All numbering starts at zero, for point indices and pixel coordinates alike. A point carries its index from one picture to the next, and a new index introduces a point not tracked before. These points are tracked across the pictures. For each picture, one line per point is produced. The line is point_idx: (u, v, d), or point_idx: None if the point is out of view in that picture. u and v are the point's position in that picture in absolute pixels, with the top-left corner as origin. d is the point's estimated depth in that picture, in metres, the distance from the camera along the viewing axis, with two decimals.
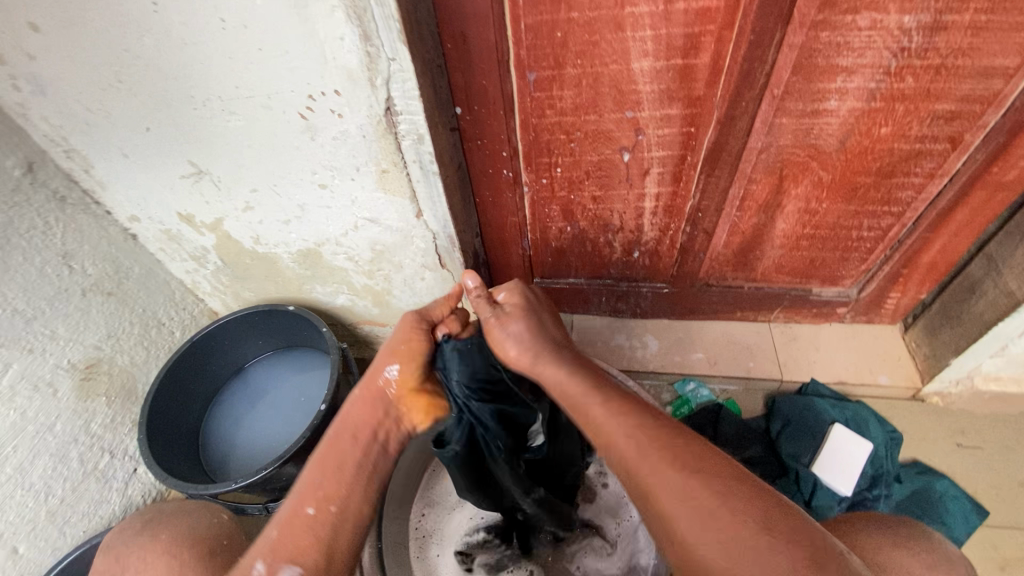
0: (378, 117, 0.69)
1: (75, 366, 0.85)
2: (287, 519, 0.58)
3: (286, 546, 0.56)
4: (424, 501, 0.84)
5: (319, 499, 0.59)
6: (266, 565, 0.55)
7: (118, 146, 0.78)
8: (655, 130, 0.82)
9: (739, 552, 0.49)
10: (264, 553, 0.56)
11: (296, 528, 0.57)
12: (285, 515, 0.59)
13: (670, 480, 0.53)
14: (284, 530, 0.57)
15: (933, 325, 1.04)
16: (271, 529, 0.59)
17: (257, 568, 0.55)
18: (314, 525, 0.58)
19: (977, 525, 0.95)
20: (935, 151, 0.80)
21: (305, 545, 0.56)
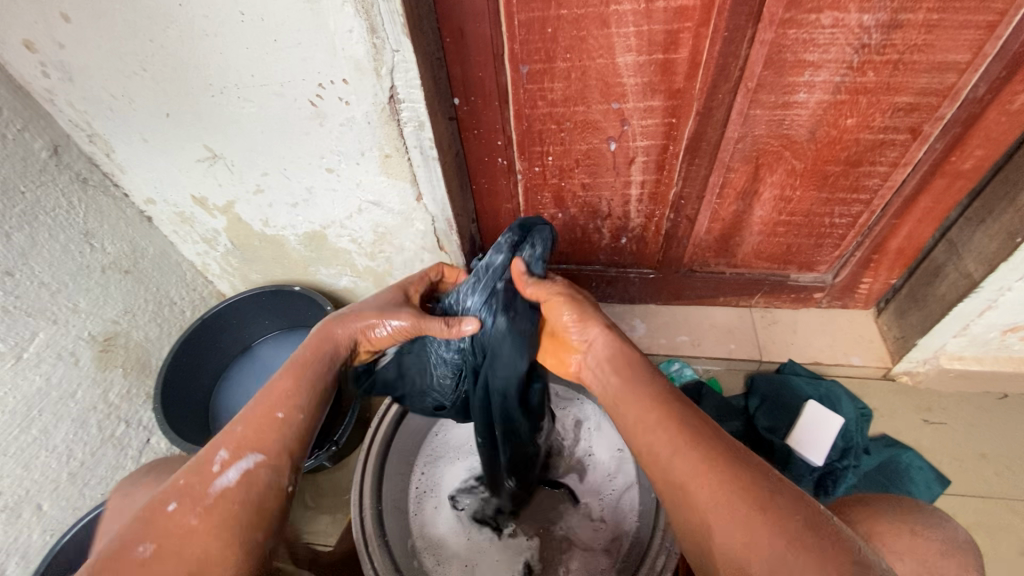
0: (382, 106, 0.75)
1: (94, 338, 0.90)
2: (254, 415, 0.61)
3: (254, 439, 0.59)
4: (426, 460, 0.97)
5: (290, 406, 0.62)
6: (230, 452, 0.57)
7: (139, 131, 0.84)
8: (639, 121, 0.88)
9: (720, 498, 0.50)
10: (231, 442, 0.58)
11: (267, 425, 0.60)
12: (253, 412, 0.61)
13: (727, 505, 0.49)
14: (253, 428, 0.60)
15: (902, 308, 1.11)
16: (235, 423, 0.61)
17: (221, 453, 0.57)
18: (283, 425, 0.61)
19: (940, 494, 1.01)
20: (897, 141, 0.86)
21: (267, 438, 0.59)
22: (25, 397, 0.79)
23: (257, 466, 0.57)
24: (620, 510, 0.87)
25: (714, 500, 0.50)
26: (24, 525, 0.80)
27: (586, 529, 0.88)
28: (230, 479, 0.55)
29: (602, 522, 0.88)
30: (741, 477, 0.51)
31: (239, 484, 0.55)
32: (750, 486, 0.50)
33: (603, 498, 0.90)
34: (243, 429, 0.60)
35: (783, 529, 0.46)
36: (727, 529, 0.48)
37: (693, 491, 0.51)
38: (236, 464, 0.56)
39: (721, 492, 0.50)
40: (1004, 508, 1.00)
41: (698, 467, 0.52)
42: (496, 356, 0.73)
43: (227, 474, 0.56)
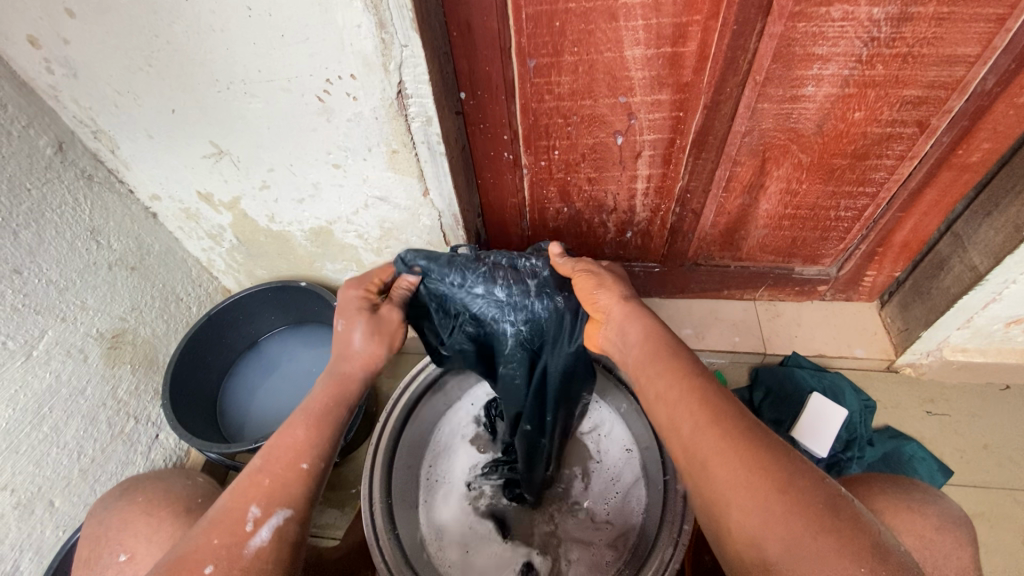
0: (390, 101, 0.74)
1: (102, 335, 0.90)
2: (278, 464, 0.61)
3: (282, 492, 0.60)
4: (433, 454, 0.98)
5: (313, 455, 0.63)
6: (260, 510, 0.58)
7: (144, 127, 0.83)
8: (646, 115, 0.87)
9: (742, 482, 0.51)
10: (260, 498, 0.59)
11: (289, 476, 0.61)
12: (279, 464, 0.62)
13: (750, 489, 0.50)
14: (277, 479, 0.61)
15: (906, 301, 1.11)
16: (258, 473, 0.61)
17: (251, 511, 0.58)
18: (306, 477, 0.61)
19: (944, 484, 1.02)
20: (904, 135, 0.86)
21: (292, 490, 0.60)
22: (35, 395, 0.79)
23: (286, 523, 0.58)
24: (625, 514, 0.88)
25: (740, 483, 0.51)
26: (37, 521, 0.80)
27: (591, 528, 0.89)
28: (263, 538, 0.56)
29: (608, 523, 0.89)
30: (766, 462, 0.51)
31: (271, 543, 0.56)
32: (774, 470, 0.50)
33: (610, 503, 0.91)
34: (269, 482, 0.60)
35: (801, 514, 0.48)
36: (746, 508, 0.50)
37: (715, 474, 0.52)
38: (268, 521, 0.57)
39: (741, 478, 0.51)
40: (1006, 497, 1.02)
41: (724, 448, 0.53)
42: (553, 344, 0.77)
43: (259, 533, 0.57)
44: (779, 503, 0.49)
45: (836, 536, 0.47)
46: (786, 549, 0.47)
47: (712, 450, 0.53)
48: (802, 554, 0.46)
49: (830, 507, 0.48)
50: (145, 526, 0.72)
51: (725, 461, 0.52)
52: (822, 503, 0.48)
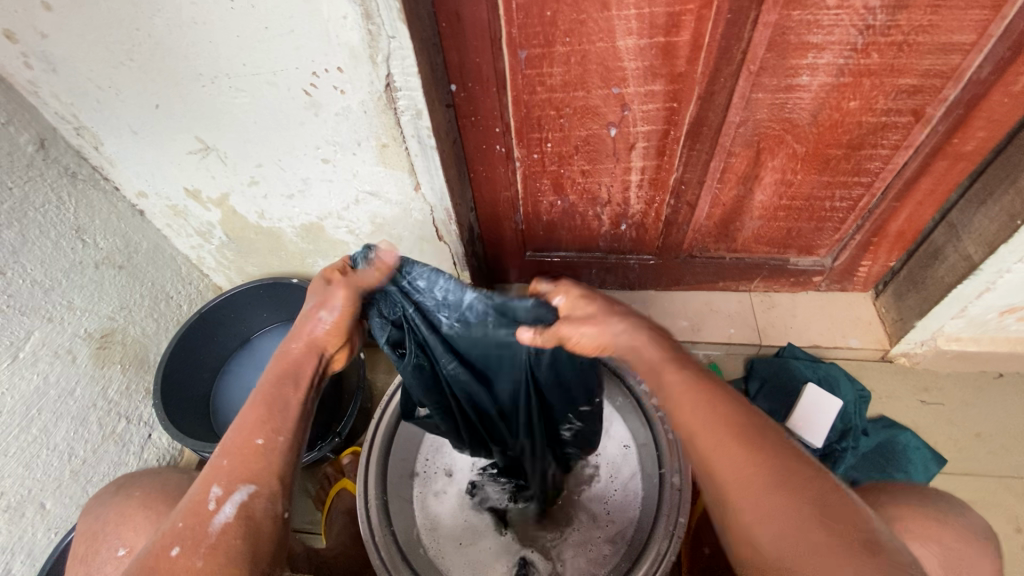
0: (379, 94, 0.73)
1: (91, 335, 0.89)
2: (236, 445, 0.61)
3: (242, 470, 0.59)
4: (430, 446, 0.97)
5: (269, 431, 0.62)
6: (222, 488, 0.58)
7: (128, 123, 0.82)
8: (639, 106, 0.86)
9: (748, 482, 0.53)
10: (222, 477, 0.59)
11: (245, 455, 0.60)
12: (234, 444, 0.61)
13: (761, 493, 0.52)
14: (235, 458, 0.60)
15: (901, 291, 1.11)
16: (219, 455, 0.61)
17: (213, 491, 0.58)
18: (263, 453, 0.61)
19: (937, 472, 1.03)
20: (899, 124, 0.85)
21: (253, 467, 0.60)
22: (22, 397, 0.78)
23: (252, 498, 0.58)
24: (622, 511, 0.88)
25: (750, 487, 0.53)
26: (28, 524, 0.80)
27: (588, 522, 0.89)
28: (228, 514, 0.57)
29: (604, 517, 0.89)
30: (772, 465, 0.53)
31: (236, 519, 0.57)
32: (778, 474, 0.53)
33: (606, 499, 0.90)
34: (228, 462, 0.60)
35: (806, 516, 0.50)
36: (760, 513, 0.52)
37: (721, 472, 0.55)
38: (231, 499, 0.57)
39: (753, 482, 0.53)
40: (999, 486, 1.02)
41: (733, 450, 0.55)
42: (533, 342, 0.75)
43: (223, 510, 0.57)
44: (781, 499, 0.52)
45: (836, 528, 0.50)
46: (784, 539, 0.50)
47: (720, 447, 0.56)
48: (817, 556, 0.48)
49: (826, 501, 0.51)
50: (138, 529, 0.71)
51: (731, 458, 0.55)
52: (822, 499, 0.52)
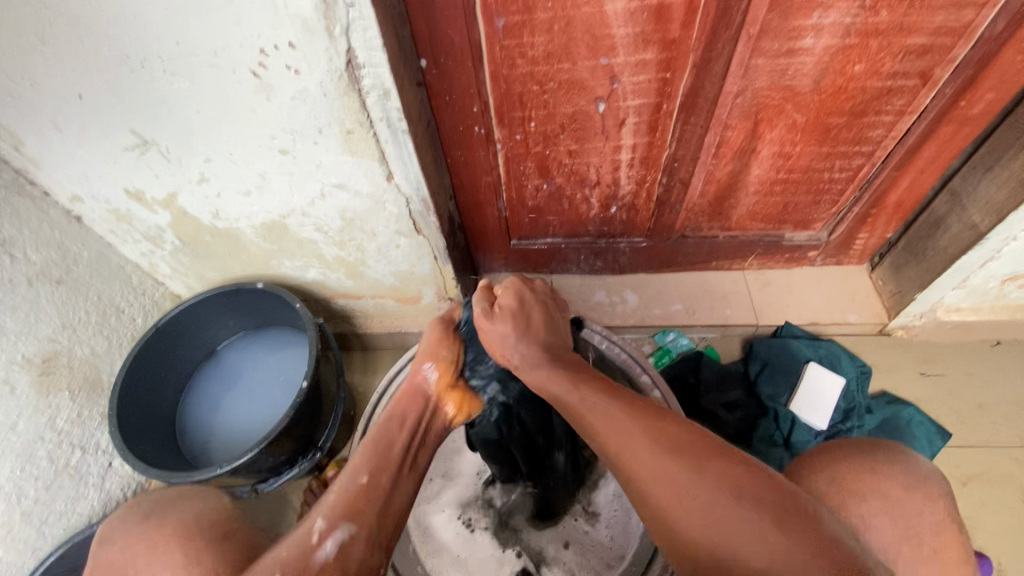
0: (339, 72, 0.63)
1: (30, 361, 0.79)
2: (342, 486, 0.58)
3: (344, 507, 0.55)
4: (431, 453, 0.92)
5: (374, 469, 0.59)
6: (325, 521, 0.54)
7: (48, 118, 0.70)
8: (630, 78, 0.79)
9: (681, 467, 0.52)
10: (324, 511, 0.55)
11: (350, 493, 0.57)
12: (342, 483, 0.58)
13: (680, 480, 0.52)
14: (340, 495, 0.57)
15: (899, 263, 1.08)
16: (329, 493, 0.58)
17: (319, 524, 0.53)
18: (366, 489, 0.57)
19: (942, 446, 1.01)
20: (906, 88, 0.80)
21: (359, 506, 0.56)
22: None
23: (352, 535, 0.53)
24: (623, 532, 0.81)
25: (675, 473, 0.52)
26: None
27: (594, 545, 0.82)
28: (329, 550, 0.52)
29: (611, 541, 0.82)
30: (684, 451, 0.53)
31: (337, 558, 0.51)
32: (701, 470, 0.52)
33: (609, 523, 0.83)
34: (332, 498, 0.57)
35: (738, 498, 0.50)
36: (682, 489, 0.51)
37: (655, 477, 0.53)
38: (333, 534, 0.53)
39: (654, 447, 0.54)
40: (1002, 456, 1.02)
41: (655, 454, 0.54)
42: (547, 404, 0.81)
43: (325, 544, 0.52)
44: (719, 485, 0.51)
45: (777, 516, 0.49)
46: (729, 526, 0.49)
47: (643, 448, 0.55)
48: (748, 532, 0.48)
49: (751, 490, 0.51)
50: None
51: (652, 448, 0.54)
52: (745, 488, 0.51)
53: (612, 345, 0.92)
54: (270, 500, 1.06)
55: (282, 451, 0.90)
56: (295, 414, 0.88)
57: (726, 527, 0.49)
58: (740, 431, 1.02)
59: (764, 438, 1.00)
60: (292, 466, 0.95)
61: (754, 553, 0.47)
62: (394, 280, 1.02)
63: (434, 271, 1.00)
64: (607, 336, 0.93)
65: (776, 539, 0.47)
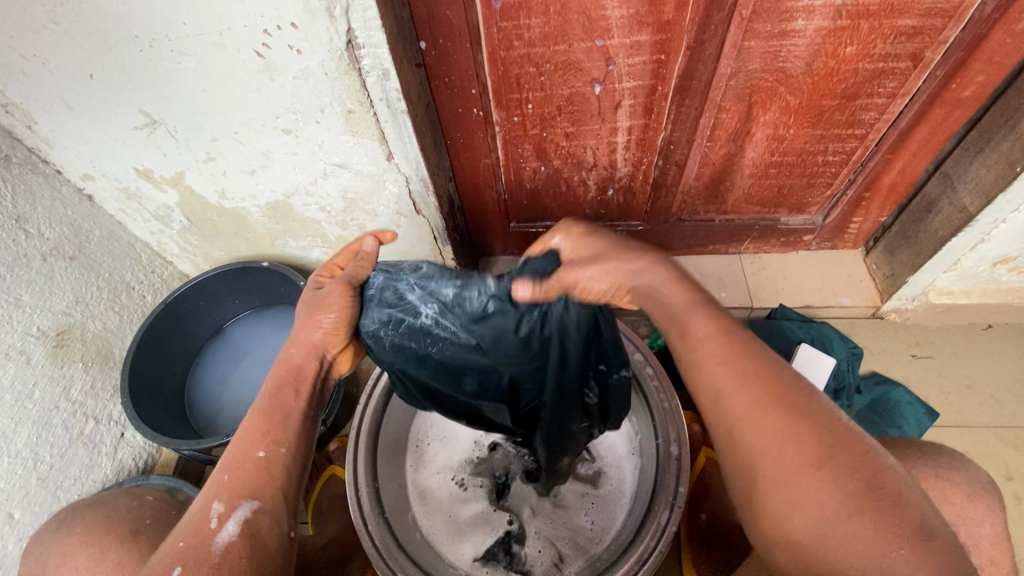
0: (340, 52, 0.66)
1: (45, 333, 0.82)
2: (236, 462, 0.59)
3: (243, 485, 0.57)
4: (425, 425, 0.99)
5: (269, 443, 0.60)
6: (223, 504, 0.56)
7: (61, 97, 0.73)
8: (625, 60, 0.80)
9: (776, 433, 0.51)
10: (222, 493, 0.57)
11: (247, 470, 0.58)
12: (234, 458, 0.59)
13: (785, 449, 0.50)
14: (238, 474, 0.58)
15: (893, 246, 1.10)
16: (221, 471, 0.59)
17: (215, 507, 0.56)
18: (266, 466, 0.59)
19: (929, 426, 1.04)
20: (897, 70, 0.81)
21: (259, 484, 0.57)
22: None
23: (255, 513, 0.56)
24: (600, 521, 0.89)
25: (780, 441, 0.51)
26: None
27: (571, 522, 0.90)
28: (230, 532, 0.55)
29: (590, 525, 0.89)
30: (799, 422, 0.51)
31: (241, 535, 0.54)
32: (805, 446, 0.50)
33: (587, 510, 0.91)
34: (229, 477, 0.58)
35: (838, 483, 0.48)
36: (781, 457, 0.50)
37: (746, 439, 0.52)
38: (234, 515, 0.56)
39: (767, 410, 0.52)
40: (990, 436, 1.04)
41: (752, 413, 0.52)
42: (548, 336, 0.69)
43: (225, 527, 0.55)
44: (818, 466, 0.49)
45: (878, 506, 0.47)
46: (820, 513, 0.48)
47: (719, 390, 0.55)
48: (835, 513, 0.48)
49: (859, 478, 0.48)
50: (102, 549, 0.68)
51: (739, 399, 0.53)
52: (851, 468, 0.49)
53: None
54: None
55: None
56: None
57: (819, 505, 0.48)
58: None
59: None
60: None
61: (837, 536, 0.47)
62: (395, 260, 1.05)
63: (433, 251, 1.02)
64: None
65: (870, 532, 0.47)
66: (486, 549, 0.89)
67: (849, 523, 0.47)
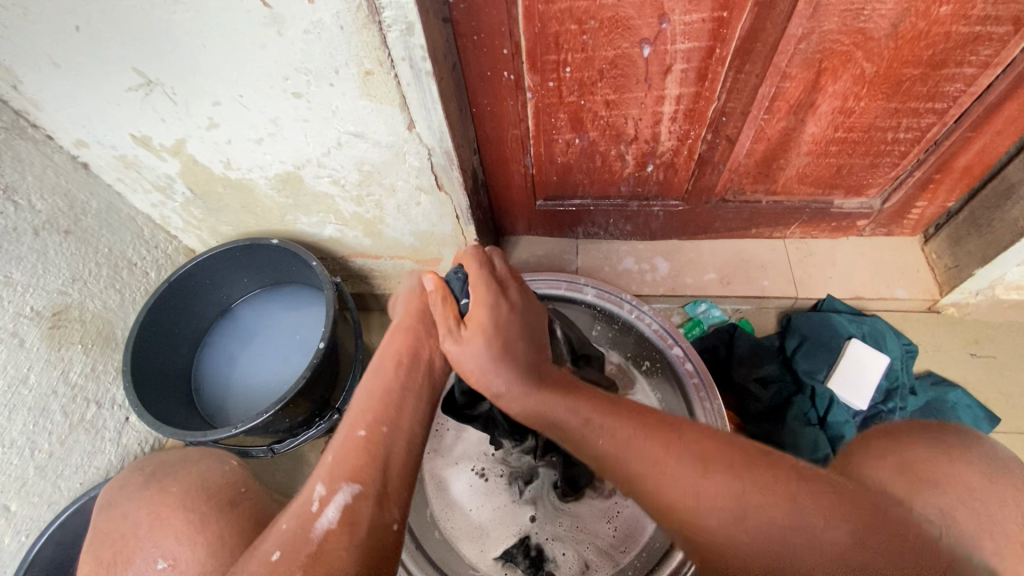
0: (357, 2, 0.56)
1: (40, 314, 0.76)
2: (340, 444, 0.55)
3: (345, 466, 0.53)
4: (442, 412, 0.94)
5: (370, 421, 0.56)
6: (326, 487, 0.51)
7: (45, 53, 0.65)
8: (681, 17, 0.70)
9: (694, 466, 0.50)
10: (324, 475, 0.53)
11: (351, 451, 0.54)
12: (339, 441, 0.55)
13: (742, 525, 0.47)
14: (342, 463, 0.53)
15: (958, 235, 0.99)
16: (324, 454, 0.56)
17: (317, 490, 0.51)
18: (367, 447, 0.54)
19: (988, 431, 0.96)
20: (996, 35, 0.70)
21: (362, 466, 0.53)
22: None
23: (356, 500, 0.51)
24: (627, 533, 0.83)
25: (734, 514, 0.47)
26: None
27: (594, 529, 0.84)
28: (331, 518, 0.49)
29: (612, 533, 0.84)
30: (695, 447, 0.51)
31: (340, 523, 0.49)
32: (719, 469, 0.49)
33: (613, 519, 0.84)
34: (332, 459, 0.54)
35: (769, 494, 0.47)
36: (751, 534, 0.46)
37: (668, 486, 0.50)
38: (333, 500, 0.50)
39: (699, 484, 0.49)
40: None
41: (656, 456, 0.51)
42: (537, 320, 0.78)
43: (325, 513, 0.50)
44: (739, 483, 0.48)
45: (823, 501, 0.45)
46: (766, 533, 0.46)
47: (625, 441, 0.53)
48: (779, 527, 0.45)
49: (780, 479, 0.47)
50: (184, 521, 0.58)
51: (642, 444, 0.52)
52: (769, 475, 0.48)
53: (643, 316, 0.91)
54: (287, 457, 1.05)
55: (297, 412, 0.88)
56: (311, 375, 0.84)
57: (808, 542, 0.44)
58: (773, 407, 0.98)
59: (797, 416, 0.95)
60: (309, 426, 0.94)
61: (793, 545, 0.44)
62: (413, 239, 0.97)
63: (455, 230, 0.94)
64: (638, 306, 0.92)
65: (818, 525, 0.44)
66: (503, 549, 0.84)
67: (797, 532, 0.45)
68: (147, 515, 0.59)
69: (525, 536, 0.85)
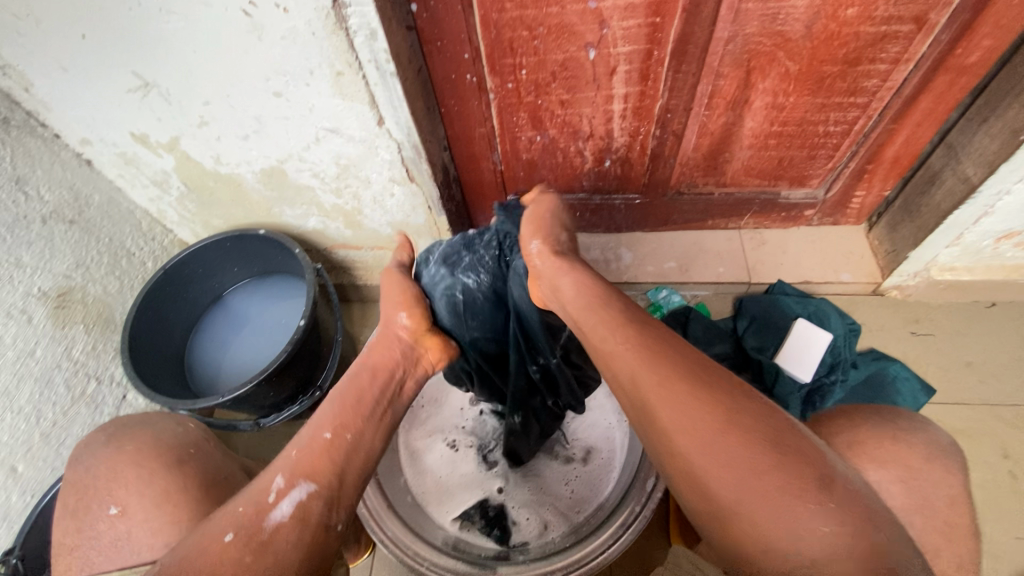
0: (326, 11, 0.65)
1: (46, 294, 0.84)
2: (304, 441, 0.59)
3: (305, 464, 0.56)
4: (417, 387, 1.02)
5: (336, 426, 0.60)
6: (285, 480, 0.55)
7: (55, 58, 0.73)
8: (619, 23, 0.79)
9: (699, 406, 0.49)
10: (286, 468, 0.56)
11: (315, 450, 0.58)
12: (304, 439, 0.59)
13: (762, 483, 0.45)
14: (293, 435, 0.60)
15: (895, 221, 1.08)
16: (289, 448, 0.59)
17: (277, 481, 0.55)
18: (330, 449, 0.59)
19: (925, 403, 1.03)
20: (901, 34, 0.79)
21: (322, 466, 0.57)
22: None
23: (310, 498, 0.54)
24: (583, 498, 0.90)
25: (756, 471, 0.46)
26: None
27: (552, 491, 0.92)
28: (285, 512, 0.53)
29: (569, 496, 0.91)
30: (707, 387, 0.51)
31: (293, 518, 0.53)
32: (721, 415, 0.48)
33: (570, 483, 0.93)
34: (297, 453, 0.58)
35: (762, 454, 0.46)
36: (766, 492, 0.45)
37: (666, 415, 0.50)
38: (290, 495, 0.54)
39: (718, 440, 0.47)
40: (987, 414, 1.03)
41: (666, 389, 0.51)
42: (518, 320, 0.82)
43: (281, 505, 0.53)
44: (736, 434, 0.47)
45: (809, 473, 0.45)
46: (742, 484, 0.45)
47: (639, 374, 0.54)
48: (758, 484, 0.45)
49: (777, 439, 0.47)
50: (135, 477, 0.66)
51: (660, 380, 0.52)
52: (769, 432, 0.48)
53: None
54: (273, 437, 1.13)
55: (281, 388, 0.96)
56: (292, 350, 0.92)
57: (785, 512, 0.44)
58: None
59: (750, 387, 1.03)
60: (292, 403, 1.01)
61: (762, 505, 0.45)
62: (391, 230, 1.05)
63: (428, 221, 1.03)
64: None
65: (795, 498, 0.44)
66: (464, 510, 0.91)
67: (775, 498, 0.44)
68: (136, 469, 0.67)
69: (486, 499, 0.92)
